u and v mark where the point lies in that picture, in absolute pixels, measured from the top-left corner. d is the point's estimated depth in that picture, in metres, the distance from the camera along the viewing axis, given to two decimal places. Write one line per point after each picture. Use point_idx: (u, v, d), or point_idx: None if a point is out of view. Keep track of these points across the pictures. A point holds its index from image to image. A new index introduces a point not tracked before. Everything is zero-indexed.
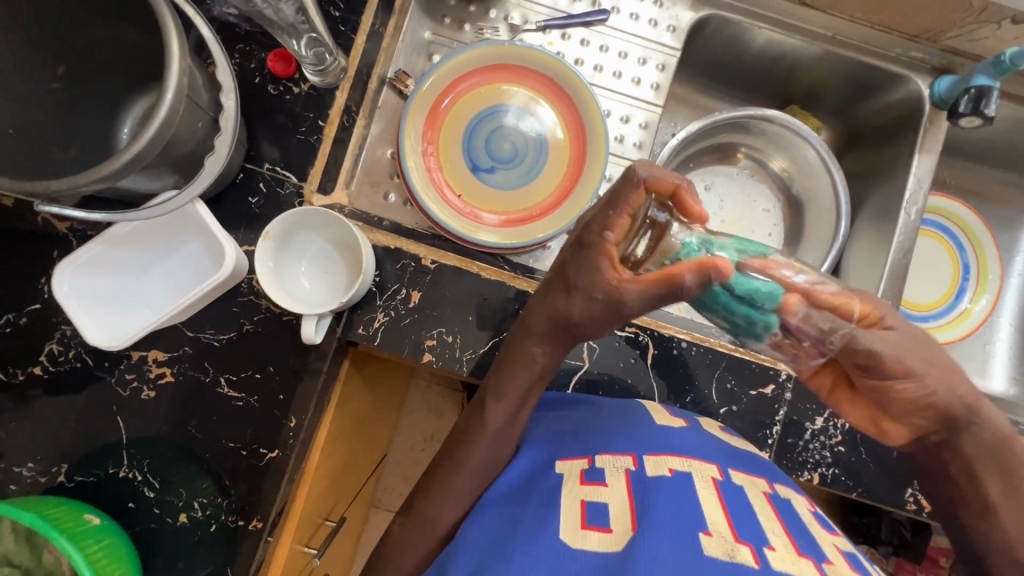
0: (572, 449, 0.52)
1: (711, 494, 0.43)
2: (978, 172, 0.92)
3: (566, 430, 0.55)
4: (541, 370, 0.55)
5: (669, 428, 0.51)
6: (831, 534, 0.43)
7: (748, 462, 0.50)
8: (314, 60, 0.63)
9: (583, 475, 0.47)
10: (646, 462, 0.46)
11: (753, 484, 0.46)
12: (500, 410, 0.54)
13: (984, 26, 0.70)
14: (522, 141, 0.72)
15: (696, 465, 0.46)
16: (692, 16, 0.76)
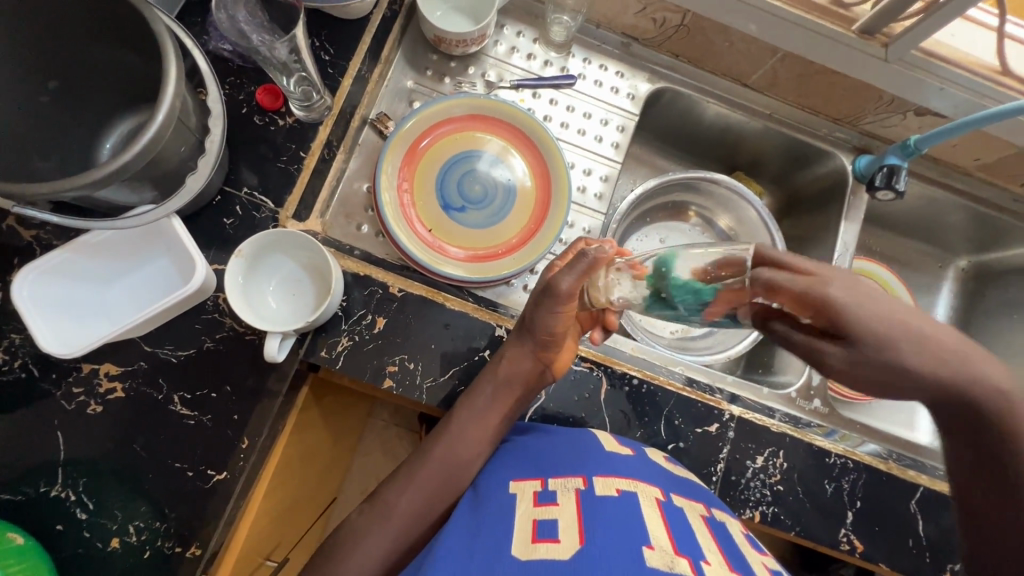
0: (528, 470, 0.54)
1: (654, 512, 0.45)
2: (896, 241, 1.04)
3: (522, 452, 0.57)
4: (508, 375, 0.63)
5: (617, 453, 0.54)
6: (760, 554, 0.47)
7: (690, 486, 0.53)
8: (302, 96, 0.68)
9: (537, 497, 0.49)
10: (595, 483, 0.48)
11: (692, 507, 0.49)
12: (468, 408, 0.62)
13: (893, 115, 0.82)
14: (493, 185, 0.77)
15: (641, 487, 0.49)
16: (649, 87, 0.85)
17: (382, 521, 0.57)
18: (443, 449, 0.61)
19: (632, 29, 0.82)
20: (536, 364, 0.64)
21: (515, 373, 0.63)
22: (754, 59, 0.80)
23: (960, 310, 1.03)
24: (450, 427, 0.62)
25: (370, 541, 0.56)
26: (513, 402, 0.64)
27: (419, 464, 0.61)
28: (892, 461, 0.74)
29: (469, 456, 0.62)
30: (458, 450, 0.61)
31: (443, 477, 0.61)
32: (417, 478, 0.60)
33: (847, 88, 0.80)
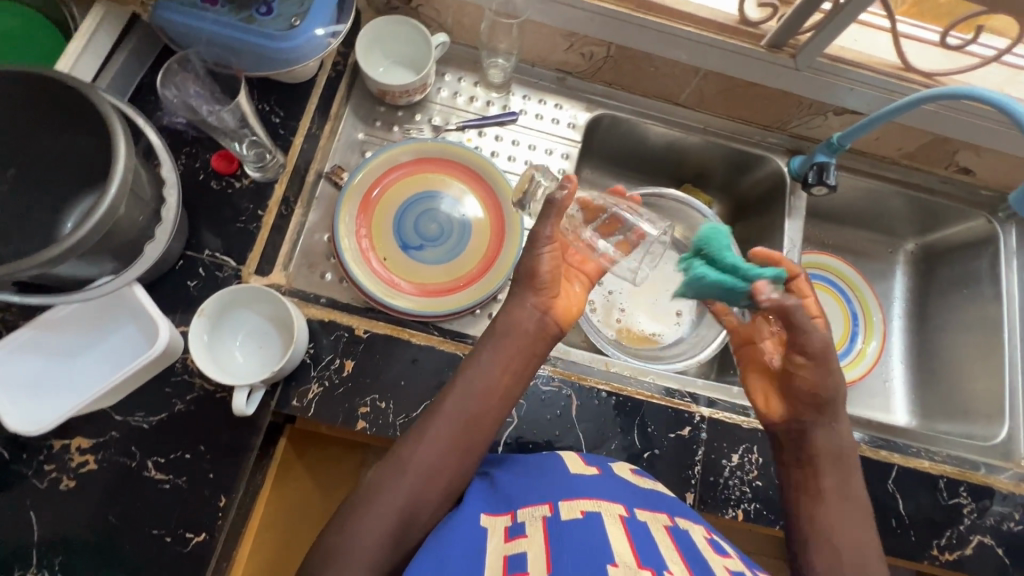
0: (507, 500, 0.54)
1: (618, 529, 0.45)
2: (844, 233, 1.09)
3: (498, 485, 0.57)
4: (508, 325, 0.62)
5: (580, 476, 0.54)
6: (722, 556, 0.45)
7: (655, 500, 0.53)
8: (255, 158, 0.72)
9: (507, 531, 0.48)
10: (561, 508, 0.48)
11: (655, 518, 0.49)
12: (478, 358, 0.61)
13: (816, 117, 0.88)
14: (448, 221, 0.80)
15: (605, 506, 0.48)
16: (588, 115, 0.91)
17: (396, 478, 0.55)
18: (458, 396, 0.59)
19: (564, 64, 0.88)
20: (542, 316, 0.63)
21: (520, 323, 0.62)
22: (680, 80, 0.86)
23: (915, 292, 1.07)
24: (459, 382, 0.60)
25: (385, 499, 0.53)
26: (520, 354, 0.62)
27: (431, 417, 0.58)
28: (865, 444, 0.76)
29: (481, 409, 0.59)
30: (468, 405, 0.59)
31: (454, 432, 0.58)
32: (428, 432, 0.57)
33: (769, 97, 0.86)
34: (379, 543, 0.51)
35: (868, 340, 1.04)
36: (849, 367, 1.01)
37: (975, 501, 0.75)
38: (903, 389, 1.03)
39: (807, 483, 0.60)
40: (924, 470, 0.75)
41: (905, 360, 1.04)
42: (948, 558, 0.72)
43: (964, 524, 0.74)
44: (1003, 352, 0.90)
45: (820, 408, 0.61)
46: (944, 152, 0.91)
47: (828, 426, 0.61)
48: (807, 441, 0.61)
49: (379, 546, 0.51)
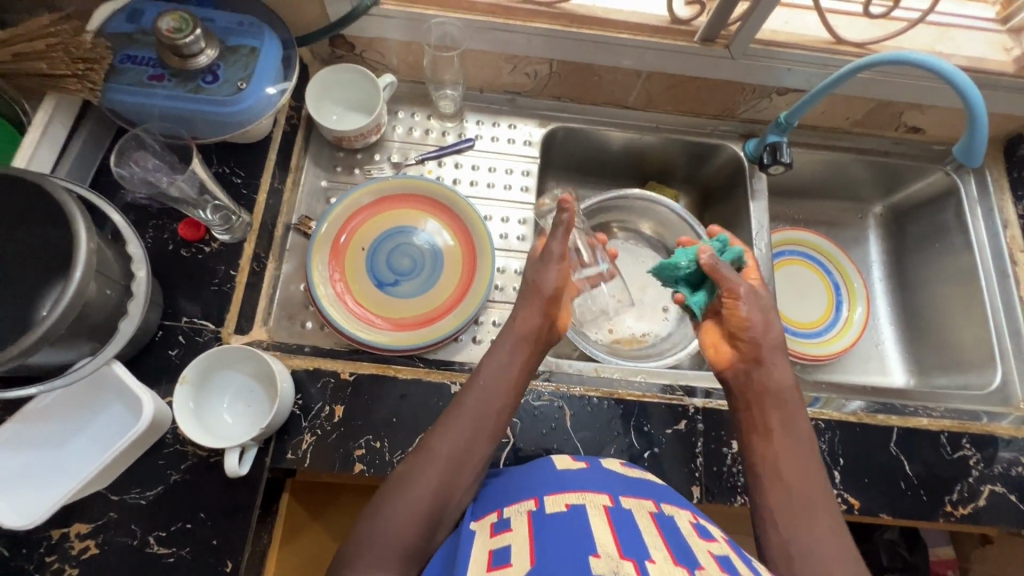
0: (496, 499, 0.53)
1: (602, 521, 0.44)
2: (812, 207, 1.11)
3: (489, 490, 0.56)
4: (526, 328, 0.67)
5: (567, 470, 0.54)
6: (707, 540, 0.44)
7: (642, 488, 0.52)
8: (222, 222, 0.73)
9: (494, 526, 0.48)
10: (545, 502, 0.48)
11: (641, 505, 0.48)
12: (494, 357, 0.64)
13: (762, 100, 0.90)
14: (419, 252, 0.81)
15: (589, 497, 0.48)
16: (542, 131, 0.93)
17: (426, 467, 0.54)
18: (481, 388, 0.61)
19: (512, 85, 0.90)
20: (547, 319, 0.69)
21: (529, 327, 0.67)
22: (624, 84, 0.89)
23: (891, 253, 1.08)
24: (479, 373, 0.62)
25: (418, 488, 0.53)
26: (532, 354, 0.66)
27: (453, 410, 0.59)
28: (863, 411, 0.76)
29: (501, 403, 0.60)
30: (489, 399, 0.60)
31: (477, 424, 0.58)
32: (453, 421, 0.58)
33: (712, 87, 0.88)
34: (412, 530, 0.50)
35: (854, 307, 1.04)
36: (839, 336, 1.02)
37: (979, 451, 0.75)
38: (896, 350, 1.03)
39: (758, 424, 0.61)
40: (924, 428, 0.75)
41: (893, 321, 1.05)
42: (963, 512, 0.72)
43: (972, 476, 0.73)
44: (983, 298, 0.91)
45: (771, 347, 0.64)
46: (890, 115, 0.93)
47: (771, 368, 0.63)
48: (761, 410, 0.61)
49: (412, 533, 0.50)
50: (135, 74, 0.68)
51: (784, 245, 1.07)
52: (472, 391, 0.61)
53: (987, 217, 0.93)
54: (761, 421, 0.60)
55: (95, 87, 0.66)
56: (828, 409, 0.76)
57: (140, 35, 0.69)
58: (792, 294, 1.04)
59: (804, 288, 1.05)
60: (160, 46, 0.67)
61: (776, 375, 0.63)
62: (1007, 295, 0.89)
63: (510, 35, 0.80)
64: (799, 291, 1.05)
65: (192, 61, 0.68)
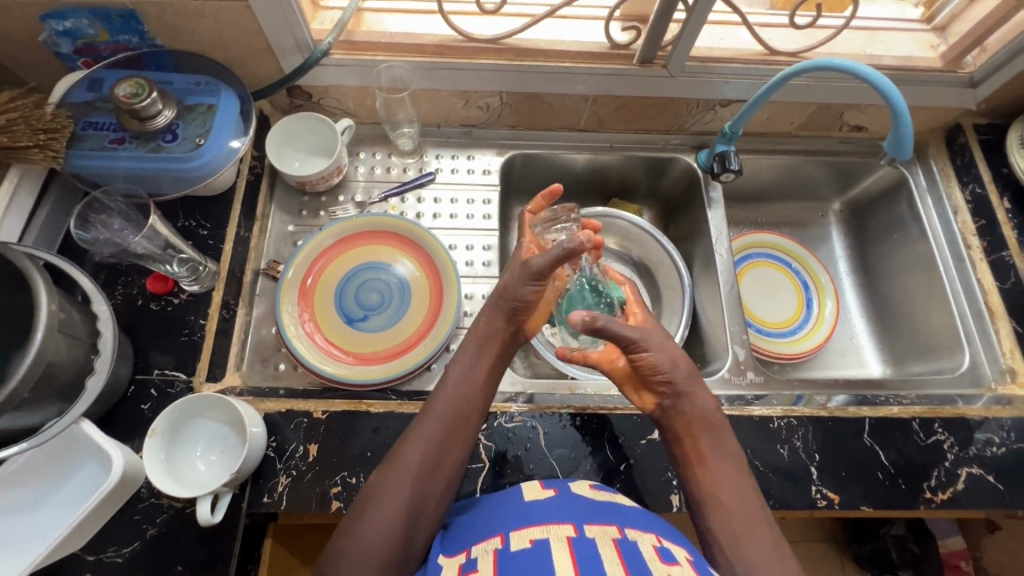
0: (464, 537, 0.50)
1: (564, 555, 0.41)
2: (773, 209, 1.14)
3: (459, 527, 0.53)
4: (487, 332, 0.67)
5: (536, 501, 0.50)
6: (670, 564, 0.42)
7: (609, 512, 0.49)
8: (189, 273, 0.75)
9: (461, 567, 0.44)
10: (511, 539, 0.44)
11: (604, 533, 0.44)
12: (460, 364, 0.64)
13: (708, 113, 0.94)
14: (387, 286, 0.83)
15: (553, 529, 0.44)
16: (500, 160, 0.96)
17: (399, 476, 0.54)
18: (449, 390, 0.61)
19: (466, 119, 0.94)
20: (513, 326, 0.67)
21: (492, 333, 0.67)
22: (574, 110, 0.93)
23: (855, 247, 1.11)
24: (447, 377, 0.63)
25: (392, 498, 0.52)
26: (499, 356, 0.66)
27: (424, 418, 0.59)
28: (834, 405, 0.77)
29: (471, 408, 0.61)
30: (458, 404, 0.60)
31: (449, 430, 0.58)
32: (424, 429, 0.58)
33: (658, 106, 0.92)
34: (388, 538, 0.50)
35: (823, 302, 1.06)
36: (812, 332, 1.03)
37: (953, 435, 0.76)
38: (870, 341, 1.05)
39: (690, 453, 0.61)
40: (895, 417, 0.76)
41: (863, 313, 1.07)
42: (943, 498, 0.72)
43: (948, 460, 0.74)
44: (944, 284, 0.93)
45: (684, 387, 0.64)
46: (832, 116, 0.97)
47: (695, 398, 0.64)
48: (693, 437, 0.62)
49: (389, 544, 0.50)
50: (96, 140, 0.71)
51: (751, 249, 1.09)
52: (443, 394, 0.61)
53: (937, 204, 0.97)
54: (697, 447, 0.61)
55: (57, 155, 0.69)
56: (803, 406, 0.77)
57: (100, 102, 0.72)
58: (762, 295, 1.06)
59: (774, 288, 1.07)
60: (118, 110, 0.70)
61: (693, 407, 0.63)
62: (966, 279, 0.91)
63: (458, 72, 0.84)
64: (769, 291, 1.06)
65: (150, 121, 0.71)
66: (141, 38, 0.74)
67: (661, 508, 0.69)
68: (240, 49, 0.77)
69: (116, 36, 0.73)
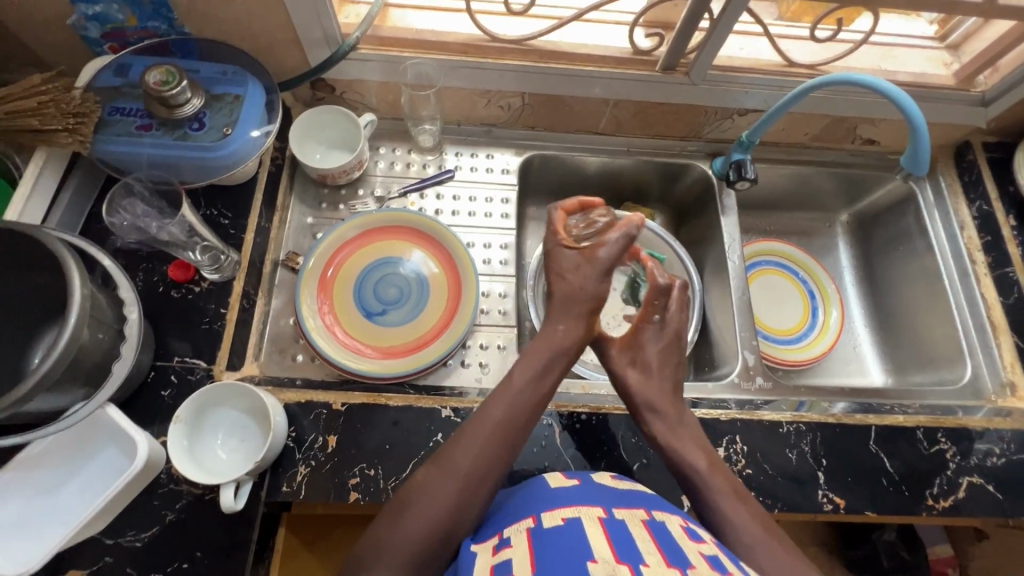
0: (494, 524, 0.51)
1: (597, 530, 0.42)
2: (783, 218, 1.16)
3: (485, 518, 0.54)
4: (559, 343, 0.64)
5: (562, 488, 0.52)
6: (698, 542, 0.43)
7: (634, 496, 0.50)
8: (211, 261, 0.75)
9: (494, 547, 0.46)
10: (543, 517, 0.46)
11: (633, 514, 0.46)
12: (525, 368, 0.61)
13: (725, 121, 0.95)
14: (405, 281, 0.84)
15: (583, 510, 0.46)
16: (518, 159, 0.97)
17: (450, 478, 0.53)
18: (507, 398, 0.59)
19: (487, 118, 0.95)
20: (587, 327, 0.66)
21: (564, 344, 0.64)
22: (595, 113, 0.94)
23: (861, 258, 1.13)
24: (507, 382, 0.61)
25: (436, 498, 0.52)
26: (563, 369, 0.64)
27: (479, 422, 0.58)
28: (841, 413, 0.79)
29: (526, 415, 0.59)
30: (517, 410, 0.59)
31: (504, 436, 0.57)
32: (478, 432, 0.56)
33: (677, 112, 0.93)
34: (428, 535, 0.50)
35: (829, 311, 1.08)
36: (816, 340, 1.05)
37: (956, 445, 0.77)
38: (872, 351, 1.07)
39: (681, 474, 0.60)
40: (900, 425, 0.78)
41: (867, 323, 1.09)
42: (944, 505, 0.74)
43: (950, 469, 0.76)
44: (948, 296, 0.95)
45: (652, 401, 0.67)
46: (845, 129, 0.99)
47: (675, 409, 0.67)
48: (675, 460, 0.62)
49: (429, 539, 0.50)
50: (123, 125, 0.71)
51: (760, 256, 1.11)
52: (505, 402, 0.59)
53: (945, 219, 0.99)
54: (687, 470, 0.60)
55: (85, 139, 0.69)
56: (809, 411, 0.79)
57: (128, 88, 0.72)
58: (769, 302, 1.08)
59: (780, 297, 1.08)
60: (148, 98, 0.70)
61: (660, 423, 0.65)
62: (970, 293, 0.94)
63: (483, 71, 0.85)
64: (776, 299, 1.08)
65: (178, 109, 0.71)
66: (170, 25, 0.74)
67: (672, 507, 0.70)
68: (267, 39, 0.77)
69: (145, 21, 0.73)
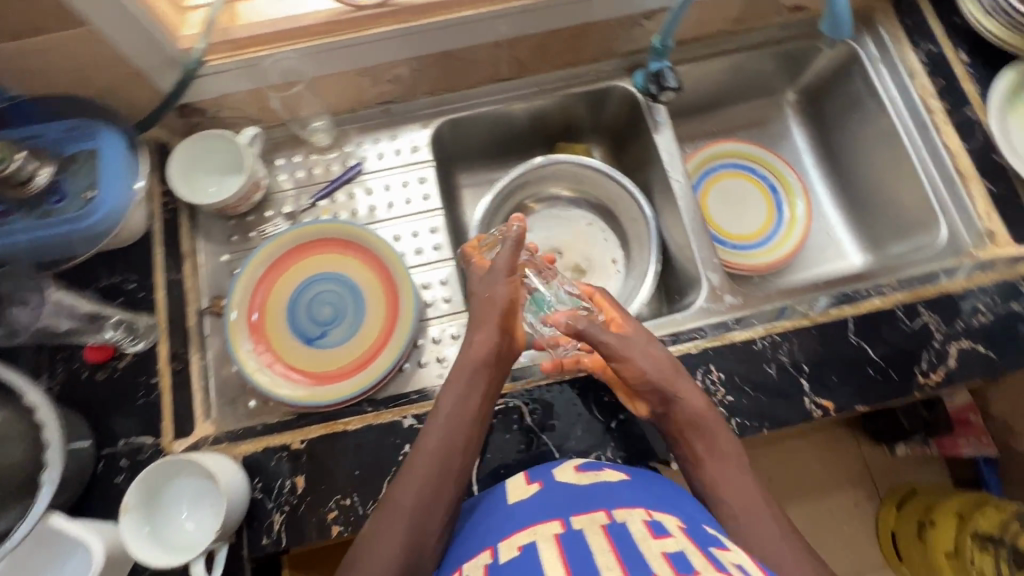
0: (459, 555, 0.49)
1: (553, 555, 0.39)
2: (728, 115, 1.08)
3: (458, 546, 0.52)
4: (480, 354, 0.65)
5: (520, 502, 0.49)
6: (660, 539, 0.40)
7: (592, 494, 0.47)
8: (127, 333, 0.72)
9: None
10: (500, 549, 0.43)
11: (592, 520, 0.43)
12: (452, 390, 0.62)
13: (634, 29, 0.86)
14: (339, 295, 0.79)
15: (539, 530, 0.43)
16: (427, 131, 0.89)
17: (396, 514, 0.54)
18: (441, 423, 0.60)
19: (381, 96, 0.86)
20: (504, 338, 0.67)
21: (483, 354, 0.65)
22: (492, 58, 0.85)
23: (817, 136, 1.05)
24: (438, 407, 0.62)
25: (385, 544, 0.52)
26: (491, 380, 0.65)
27: (416, 455, 0.58)
28: (814, 312, 0.75)
29: (465, 436, 0.60)
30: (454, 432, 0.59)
31: (444, 462, 0.58)
32: (417, 466, 0.57)
33: (578, 34, 0.84)
34: None
35: (794, 202, 1.02)
36: (786, 236, 1.00)
37: (938, 314, 0.74)
38: (847, 232, 1.02)
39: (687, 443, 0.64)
40: (877, 309, 0.74)
41: (836, 203, 1.03)
42: (936, 380, 0.71)
43: (936, 341, 0.72)
44: (910, 157, 0.88)
45: (670, 375, 0.66)
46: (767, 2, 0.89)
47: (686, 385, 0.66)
48: (689, 427, 0.64)
49: None
50: None
51: (711, 163, 1.04)
52: (438, 427, 0.60)
53: (893, 72, 0.90)
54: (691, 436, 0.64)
55: None
56: (786, 318, 0.75)
57: None
58: (730, 209, 1.02)
59: (741, 200, 1.03)
60: None
61: (692, 397, 0.65)
62: (932, 146, 0.87)
63: (355, 48, 0.76)
64: (736, 204, 1.02)
65: (31, 185, 0.64)
66: None
67: (658, 455, 0.68)
68: (105, 80, 0.69)
69: None
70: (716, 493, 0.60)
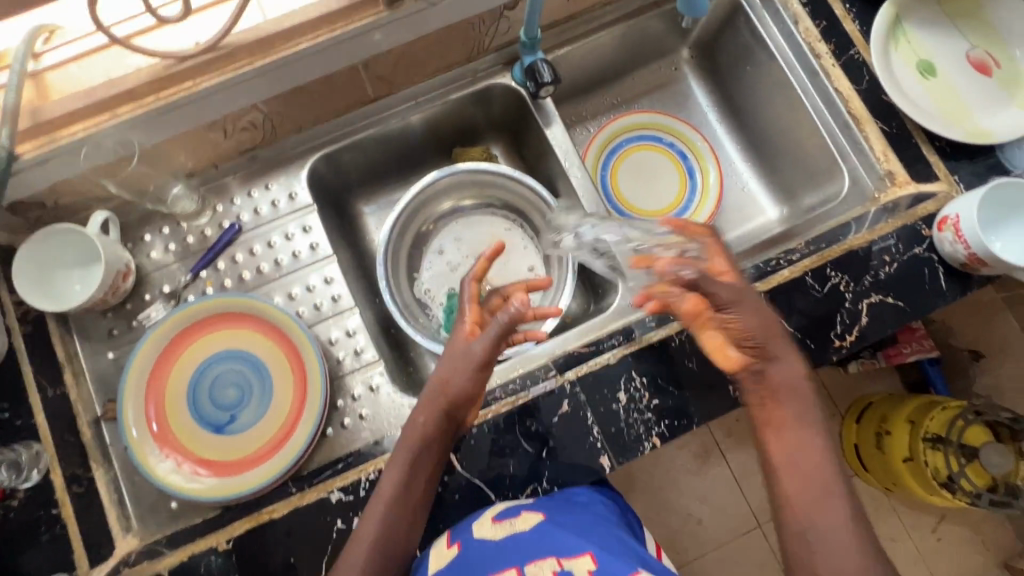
0: None
1: None
2: (629, 85, 1.02)
3: None
4: (424, 439, 0.63)
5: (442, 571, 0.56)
6: None
7: (505, 551, 0.54)
8: (12, 470, 0.66)
9: None
10: None
11: None
12: (392, 477, 0.61)
13: (500, 22, 0.79)
14: (241, 373, 0.74)
15: None
16: (303, 171, 0.82)
17: None
18: (379, 514, 0.60)
19: (241, 144, 0.79)
20: (450, 425, 0.64)
21: (428, 440, 0.63)
22: (352, 82, 0.78)
23: (716, 92, 1.02)
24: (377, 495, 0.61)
25: None
26: (433, 465, 0.63)
27: (351, 550, 0.59)
28: None
29: (401, 523, 0.60)
30: (391, 524, 0.59)
31: (380, 556, 0.58)
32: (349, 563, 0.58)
33: (440, 40, 0.78)
34: None
35: (703, 167, 1.01)
36: (701, 204, 0.99)
37: (847, 273, 0.73)
38: (760, 186, 1.00)
39: (767, 414, 0.59)
40: (789, 279, 0.73)
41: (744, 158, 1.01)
42: (851, 340, 0.72)
43: (848, 300, 0.72)
44: (806, 107, 0.86)
45: (767, 337, 0.60)
46: None
47: (786, 360, 0.60)
48: (772, 396, 0.59)
49: None
50: None
51: (615, 140, 1.01)
52: (376, 519, 0.59)
53: (777, 19, 0.87)
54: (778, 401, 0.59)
55: None
56: None
57: None
58: (640, 184, 1.00)
59: (650, 174, 1.01)
60: None
61: (792, 364, 0.60)
62: (824, 92, 0.84)
63: (192, 108, 0.67)
64: (645, 178, 1.01)
65: None
66: None
67: (594, 473, 0.68)
68: None
69: None
70: (786, 469, 0.56)
